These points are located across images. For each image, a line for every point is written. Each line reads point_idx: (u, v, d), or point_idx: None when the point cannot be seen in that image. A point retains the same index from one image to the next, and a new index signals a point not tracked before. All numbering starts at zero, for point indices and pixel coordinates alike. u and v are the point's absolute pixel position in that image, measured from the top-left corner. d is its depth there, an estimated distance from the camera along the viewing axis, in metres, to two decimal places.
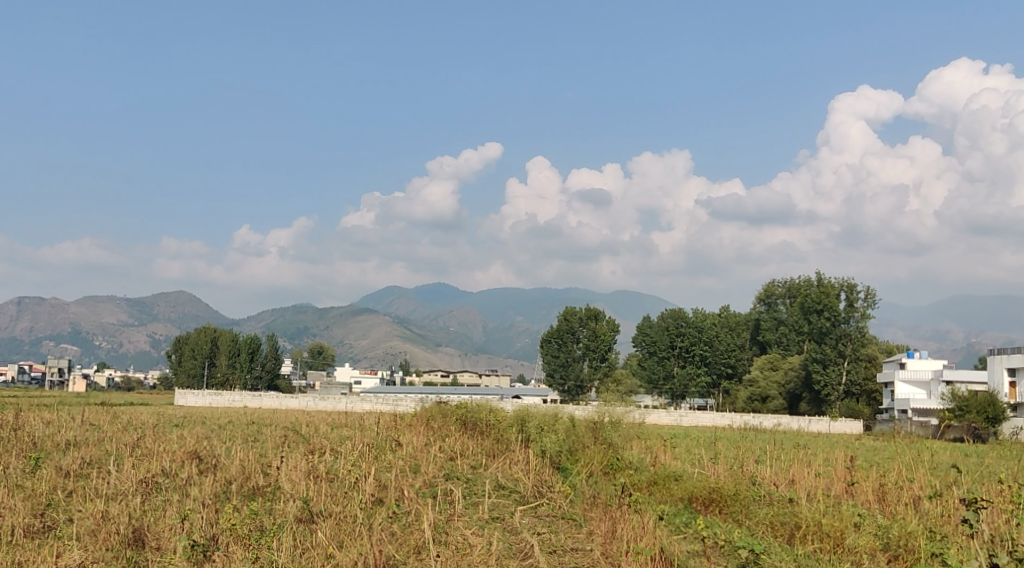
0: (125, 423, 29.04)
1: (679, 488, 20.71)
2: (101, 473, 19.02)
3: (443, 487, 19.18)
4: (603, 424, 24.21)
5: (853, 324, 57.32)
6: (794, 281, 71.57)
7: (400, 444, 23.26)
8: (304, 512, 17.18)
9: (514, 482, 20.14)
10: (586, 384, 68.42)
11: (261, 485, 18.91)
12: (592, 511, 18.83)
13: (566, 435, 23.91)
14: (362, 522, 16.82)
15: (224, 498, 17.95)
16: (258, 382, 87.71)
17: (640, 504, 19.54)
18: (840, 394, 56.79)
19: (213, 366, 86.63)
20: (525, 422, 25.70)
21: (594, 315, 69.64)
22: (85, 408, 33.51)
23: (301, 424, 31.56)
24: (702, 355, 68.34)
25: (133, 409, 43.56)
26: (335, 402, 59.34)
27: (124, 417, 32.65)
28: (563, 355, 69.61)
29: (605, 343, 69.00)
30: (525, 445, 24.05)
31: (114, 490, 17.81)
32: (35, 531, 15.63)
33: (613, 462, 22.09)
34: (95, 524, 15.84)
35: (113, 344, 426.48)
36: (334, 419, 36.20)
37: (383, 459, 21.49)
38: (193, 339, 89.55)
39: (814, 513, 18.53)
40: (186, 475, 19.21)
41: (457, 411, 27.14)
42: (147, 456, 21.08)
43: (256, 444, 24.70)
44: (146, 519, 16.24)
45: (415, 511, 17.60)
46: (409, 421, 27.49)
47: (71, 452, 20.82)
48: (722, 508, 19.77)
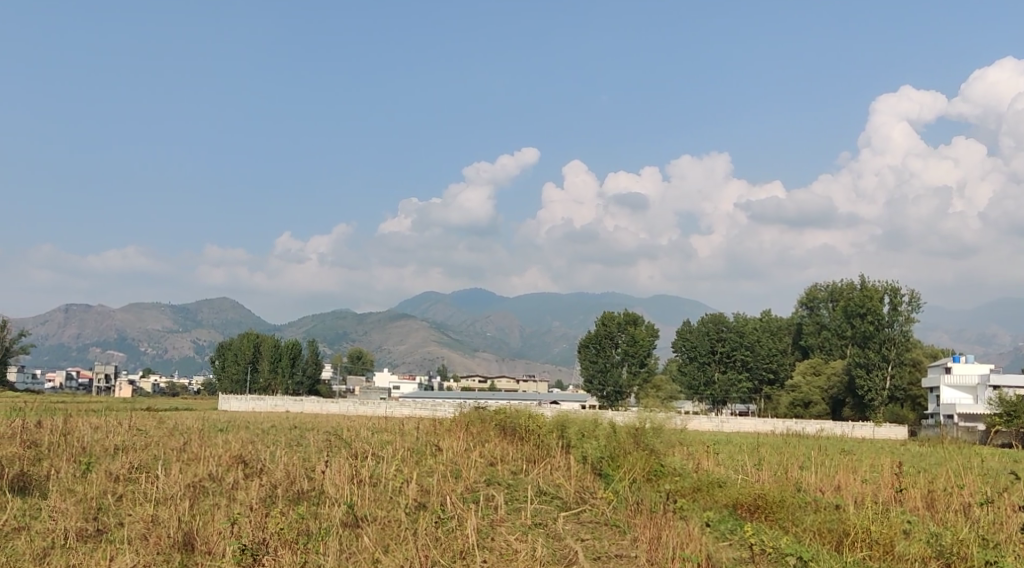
0: (171, 428, 29.42)
1: (724, 495, 20.55)
2: (150, 478, 19.27)
3: (485, 493, 19.24)
4: (645, 429, 24.11)
5: (897, 328, 56.53)
6: (837, 284, 70.14)
7: (441, 448, 23.36)
8: (350, 516, 17.32)
9: (556, 488, 20.13)
10: (625, 390, 68.17)
11: (306, 489, 19.08)
12: (637, 517, 18.75)
13: (608, 441, 23.79)
14: (407, 526, 16.96)
15: (270, 502, 18.16)
16: (301, 387, 88.25)
17: (685, 511, 19.56)
18: (884, 399, 55.93)
19: (256, 371, 87.69)
20: (566, 428, 25.71)
21: (633, 320, 69.43)
22: (132, 414, 34.10)
23: (344, 429, 31.74)
24: (744, 360, 67.67)
25: (180, 414, 44.32)
26: (375, 407, 59.70)
27: (171, 422, 33.16)
28: (602, 361, 69.33)
29: (644, 348, 68.40)
30: (566, 451, 23.99)
31: (163, 494, 18.07)
32: (88, 535, 15.81)
33: (656, 469, 22.07)
34: (146, 528, 16.08)
35: (158, 351, 432.83)
36: (376, 423, 36.63)
37: (425, 464, 21.61)
38: (236, 345, 90.42)
39: (862, 519, 18.40)
40: (233, 479, 19.45)
41: (497, 416, 27.19)
42: (194, 460, 21.34)
43: (299, 448, 24.96)
44: (196, 523, 16.40)
45: (459, 516, 17.65)
46: (449, 426, 27.57)
47: (120, 456, 21.15)
48: (768, 516, 19.59)
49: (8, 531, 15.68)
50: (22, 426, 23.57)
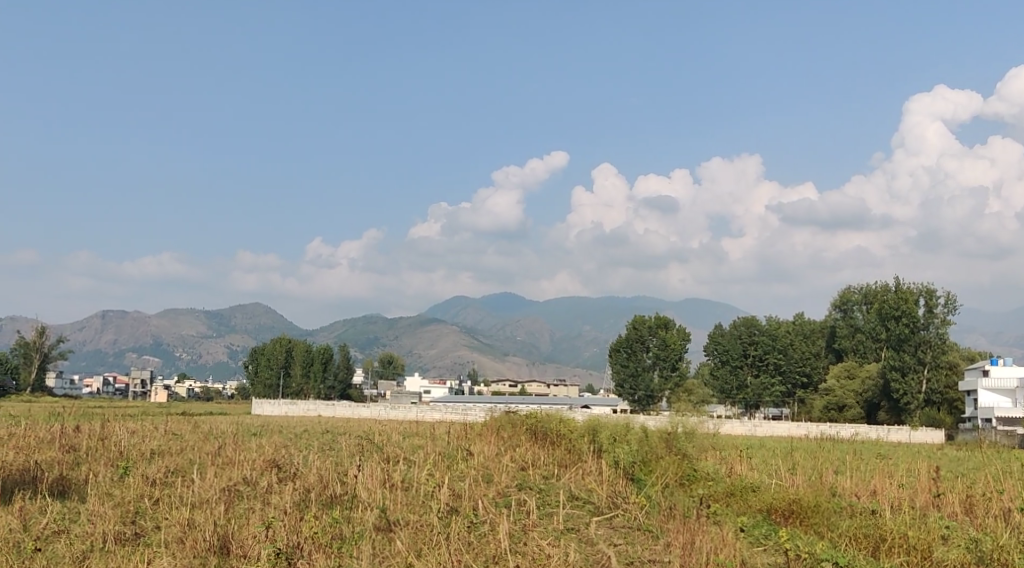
0: (206, 432, 29.69)
1: (758, 500, 20.39)
2: (186, 482, 19.47)
3: (517, 498, 19.25)
4: (677, 433, 24.04)
5: (932, 331, 56.02)
6: (871, 286, 68.74)
7: (472, 453, 23.41)
8: (383, 520, 17.39)
9: (588, 493, 20.08)
10: (657, 395, 68.01)
11: (339, 494, 19.18)
12: (670, 522, 18.68)
13: (640, 445, 23.72)
14: (440, 531, 17.00)
15: (304, 506, 18.28)
16: (333, 391, 88.83)
17: (719, 516, 19.49)
18: (920, 403, 55.31)
19: (288, 375, 88.34)
20: (597, 432, 25.68)
21: (664, 324, 68.91)
22: (168, 419, 34.48)
23: (375, 434, 31.84)
24: (777, 364, 67.05)
25: (214, 419, 44.74)
26: (406, 411, 59.91)
27: (206, 427, 33.48)
28: (633, 365, 69.01)
29: (676, 352, 68.13)
30: (598, 456, 23.94)
31: (199, 498, 18.23)
32: (125, 539, 15.98)
33: (689, 473, 21.97)
34: (181, 532, 16.24)
35: (193, 356, 437.26)
36: (407, 428, 36.79)
37: (456, 468, 21.66)
38: (269, 350, 91.18)
39: (899, 525, 18.23)
40: (267, 483, 19.60)
41: (528, 420, 27.17)
42: (229, 464, 21.53)
43: (332, 452, 25.10)
44: (230, 527, 16.53)
45: (491, 521, 17.67)
46: (479, 430, 27.60)
47: (157, 460, 21.38)
48: (803, 521, 19.45)
49: (47, 534, 15.90)
50: (61, 431, 23.89)
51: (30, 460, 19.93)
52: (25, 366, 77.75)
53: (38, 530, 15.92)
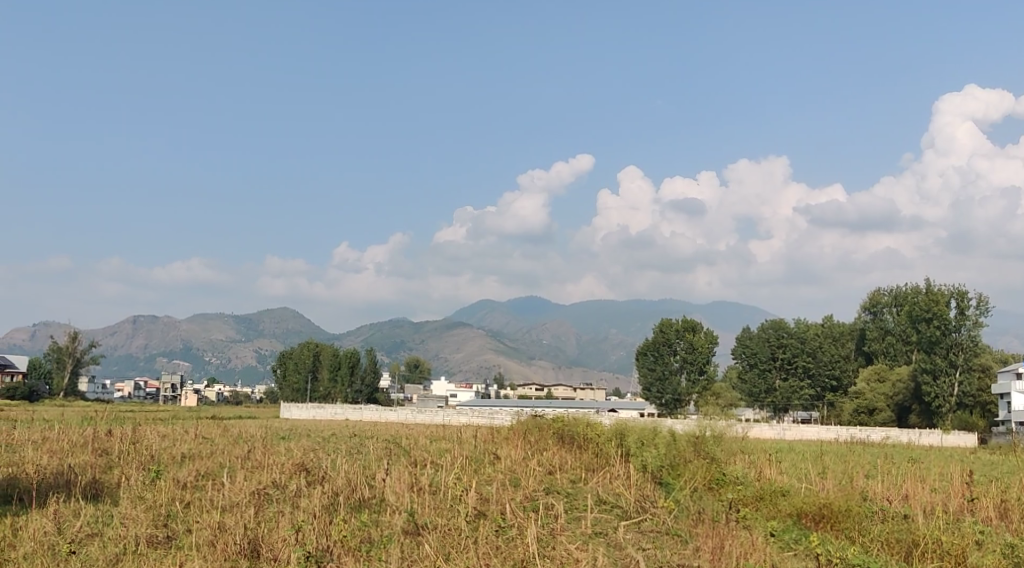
0: (235, 436, 29.84)
1: (788, 504, 20.24)
2: (216, 486, 19.59)
3: (545, 502, 19.22)
4: (705, 437, 23.94)
5: (964, 333, 55.42)
6: (901, 288, 67.59)
7: (500, 457, 23.40)
8: (411, 524, 17.42)
9: (616, 497, 20.02)
10: (684, 398, 67.71)
11: (367, 497, 19.24)
12: (699, 527, 18.58)
13: (668, 449, 23.62)
14: (468, 534, 17.00)
15: (332, 510, 18.36)
16: (360, 396, 88.82)
17: (748, 521, 19.38)
18: (952, 406, 54.70)
19: (316, 380, 88.68)
20: (624, 436, 25.61)
21: (691, 327, 68.65)
22: (199, 423, 34.73)
23: (402, 438, 31.85)
24: (805, 367, 66.71)
25: (243, 423, 44.97)
26: (433, 415, 60.01)
27: (234, 431, 33.65)
28: (660, 369, 68.76)
29: (704, 355, 67.88)
30: (625, 459, 23.87)
31: (229, 501, 18.35)
32: (157, 542, 16.11)
33: (717, 478, 21.84)
34: (212, 535, 16.35)
35: (222, 360, 440.59)
36: (433, 432, 36.78)
37: (483, 472, 21.66)
38: (297, 354, 91.67)
39: (932, 530, 18.05)
40: (295, 487, 19.68)
41: (555, 424, 27.10)
42: (258, 468, 21.65)
43: (360, 456, 25.19)
44: (260, 530, 16.63)
45: (519, 525, 17.67)
46: (506, 434, 27.59)
47: (187, 464, 21.53)
48: (834, 526, 19.30)
49: (81, 537, 16.07)
50: (93, 434, 24.12)
51: (64, 464, 20.16)
52: (58, 371, 78.67)
53: (72, 533, 16.10)
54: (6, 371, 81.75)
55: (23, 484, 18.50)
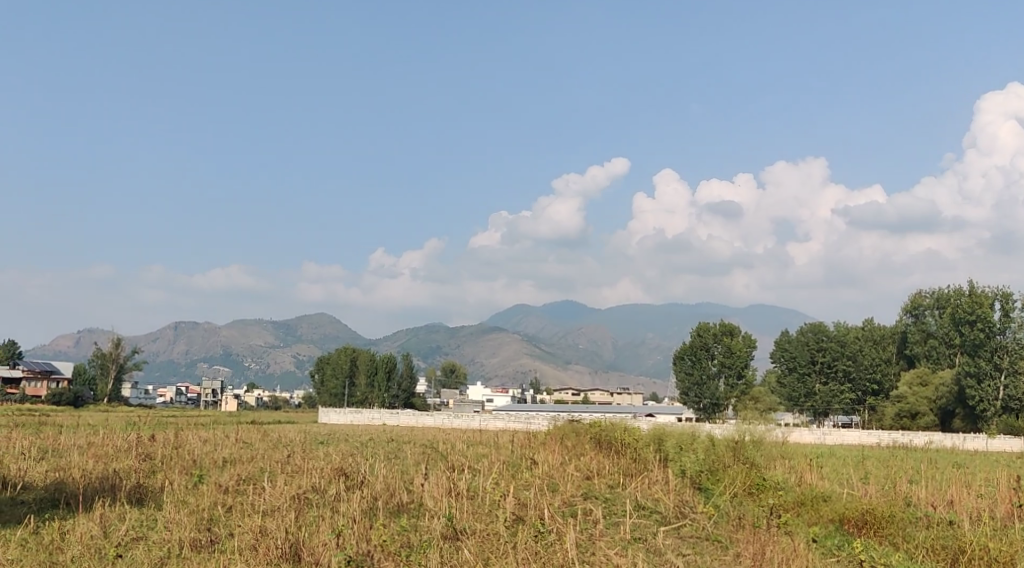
0: (275, 441, 30.08)
1: (830, 510, 20.05)
2: (258, 490, 19.77)
3: (583, 507, 19.18)
4: (744, 442, 23.80)
5: (1009, 336, 54.66)
6: (943, 291, 66.70)
7: (537, 462, 23.39)
8: (449, 529, 17.45)
9: (655, 502, 19.92)
10: (723, 403, 67.11)
11: (406, 502, 19.32)
12: (739, 533, 18.43)
13: (706, 454, 23.48)
14: (507, 539, 16.99)
15: (372, 514, 18.45)
16: (397, 400, 88.80)
17: (790, 526, 19.20)
18: (997, 410, 53.43)
19: (353, 385, 89.22)
20: (662, 441, 25.50)
21: (729, 331, 68.31)
22: (240, 428, 35.05)
23: (440, 442, 31.93)
24: (846, 370, 65.78)
25: (283, 427, 45.22)
26: (469, 419, 60.15)
27: (275, 436, 33.91)
28: (698, 373, 68.29)
29: (742, 359, 67.39)
30: (663, 465, 23.73)
31: (270, 506, 18.50)
32: (201, 545, 16.25)
33: (757, 483, 21.66)
34: (254, 539, 16.47)
35: (261, 366, 444.66)
36: (471, 437, 36.88)
37: (521, 478, 21.65)
38: (335, 360, 92.29)
39: (978, 536, 17.78)
40: (335, 491, 19.81)
41: (592, 429, 27.04)
42: (298, 473, 21.82)
43: (398, 461, 25.29)
44: (302, 534, 16.74)
45: (558, 530, 17.65)
46: (543, 439, 27.59)
47: (228, 469, 21.74)
48: (878, 532, 19.08)
49: (127, 540, 16.27)
50: (136, 440, 24.48)
51: (109, 469, 20.44)
52: (103, 376, 79.89)
53: (118, 536, 16.30)
54: (52, 377, 83.17)
55: (70, 488, 18.78)
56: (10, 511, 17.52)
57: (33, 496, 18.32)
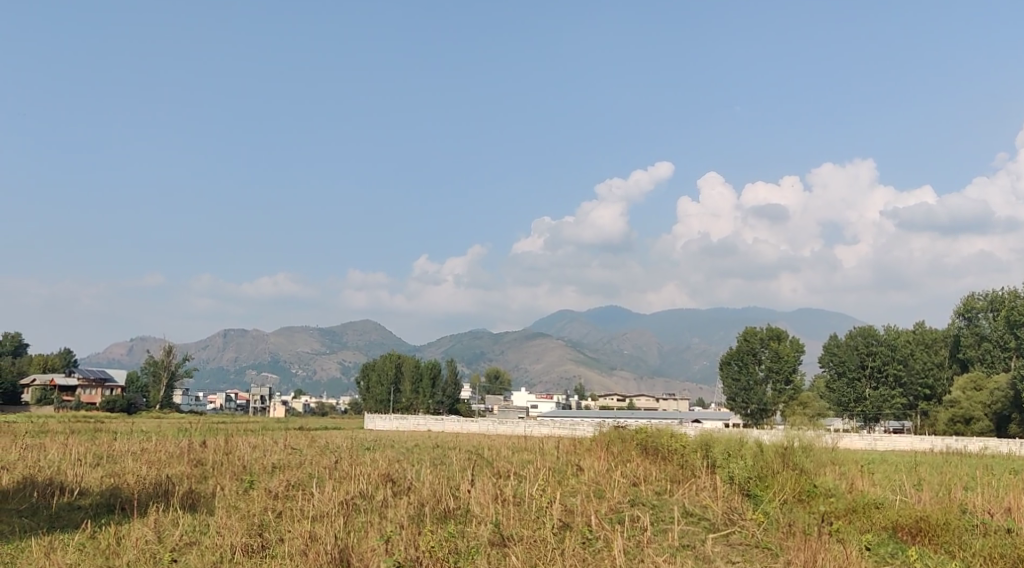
0: (322, 447, 30.37)
1: (882, 517, 19.76)
2: (307, 495, 19.91)
3: (631, 514, 19.08)
4: (793, 449, 23.55)
5: None
6: (998, 293, 65.06)
7: (583, 469, 23.32)
8: (496, 536, 17.46)
9: (703, 509, 19.76)
10: (770, 408, 66.59)
11: (453, 508, 19.36)
12: (790, 540, 18.21)
13: (754, 460, 23.30)
14: (555, 546, 16.96)
15: (419, 520, 18.50)
16: (442, 407, 89.46)
17: (842, 534, 18.94)
18: None
19: (398, 392, 89.67)
20: (710, 447, 25.32)
21: (776, 335, 67.50)
22: (289, 434, 35.38)
23: (484, 449, 32.01)
24: (897, 375, 65.31)
25: (330, 434, 45.56)
26: (514, 426, 60.14)
27: (322, 442, 34.22)
28: (745, 379, 67.61)
29: (790, 364, 66.42)
30: (711, 471, 23.54)
31: (319, 511, 18.63)
32: (253, 551, 16.41)
33: (808, 490, 21.41)
34: (305, 544, 16.60)
35: (307, 372, 448.73)
36: (515, 442, 36.97)
37: (567, 484, 21.59)
38: (380, 366, 92.92)
39: None
40: (382, 497, 19.91)
41: (638, 435, 26.89)
42: (346, 478, 21.95)
43: (443, 467, 25.38)
44: (351, 539, 16.85)
45: (605, 537, 17.59)
46: (588, 445, 27.52)
47: (277, 474, 21.96)
48: (932, 540, 18.81)
49: (181, 546, 16.48)
50: (188, 446, 24.82)
51: (162, 475, 20.73)
52: (155, 384, 80.99)
53: (172, 541, 16.53)
54: (106, 384, 84.51)
55: (125, 494, 19.09)
56: (67, 516, 17.83)
57: (89, 502, 18.64)
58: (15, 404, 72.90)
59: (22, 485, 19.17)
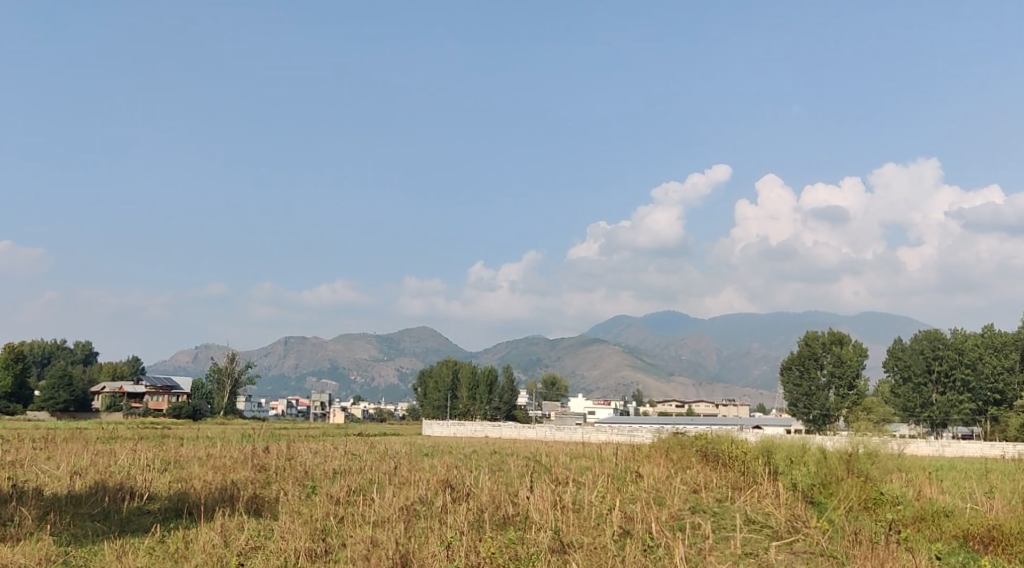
0: (382, 453, 30.51)
1: (953, 526, 19.34)
2: (368, 501, 20.02)
3: (691, 521, 18.88)
4: (857, 455, 23.11)
5: None
6: None
7: (642, 475, 23.13)
8: (556, 542, 17.36)
9: (766, 517, 19.47)
10: (833, 414, 65.37)
11: (512, 515, 19.32)
12: (856, 548, 17.85)
13: (818, 467, 22.95)
14: (615, 554, 16.83)
15: (478, 526, 18.52)
16: (499, 412, 89.47)
17: (910, 542, 18.52)
18: None
19: (455, 398, 89.91)
20: (771, 453, 24.99)
21: (839, 339, 66.47)
22: (349, 441, 35.64)
23: (542, 455, 31.90)
24: (965, 379, 63.51)
25: (390, 440, 45.78)
26: (572, 432, 59.95)
27: (381, 448, 34.36)
28: (806, 384, 66.58)
29: (853, 369, 65.51)
30: (773, 478, 23.23)
31: (380, 517, 18.74)
32: (316, 555, 16.56)
33: (873, 498, 20.97)
34: (366, 549, 16.69)
35: (366, 379, 452.57)
36: (574, 449, 36.83)
37: (626, 491, 21.41)
38: (437, 373, 93.58)
39: None
40: (442, 503, 19.92)
41: (698, 442, 26.61)
42: (406, 484, 21.99)
43: (502, 473, 25.33)
44: (412, 545, 16.90)
45: (666, 544, 17.43)
46: (648, 452, 27.31)
47: (339, 480, 22.13)
48: (1005, 549, 18.31)
49: (247, 550, 16.63)
50: (249, 451, 25.14)
51: (227, 480, 21.01)
52: (219, 390, 82.13)
53: (238, 545, 16.71)
54: (173, 391, 86.03)
55: (192, 498, 19.39)
56: (138, 520, 18.15)
57: (158, 506, 18.95)
58: (86, 410, 74.52)
59: (94, 489, 19.56)
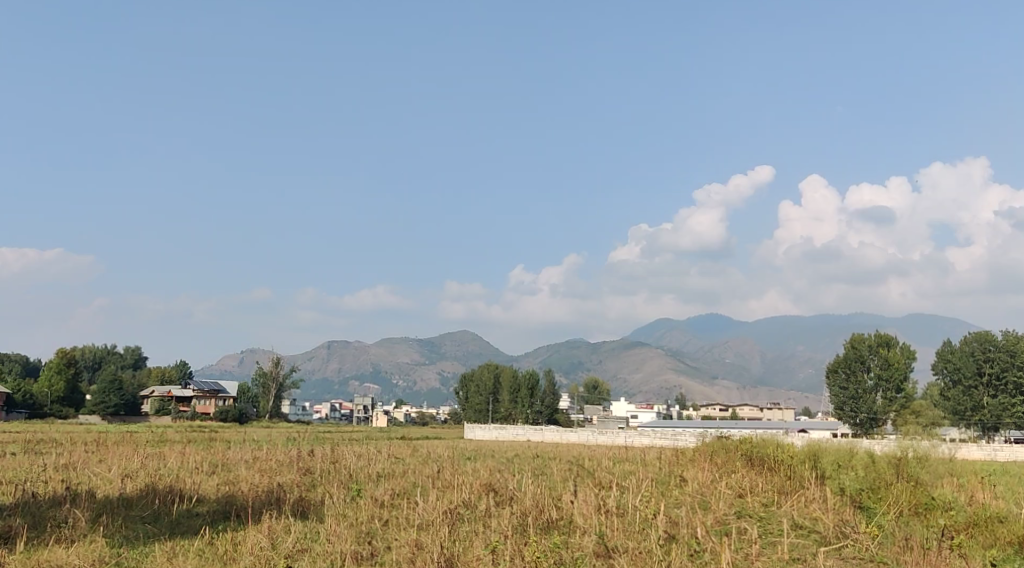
0: (425, 456, 30.61)
1: (1007, 532, 18.94)
2: (411, 504, 20.06)
3: (737, 526, 18.67)
4: (907, 459, 22.72)
5: None
6: None
7: (687, 480, 22.93)
8: (601, 547, 17.24)
9: (813, 521, 19.20)
10: (881, 418, 64.11)
11: (555, 519, 19.23)
12: (907, 554, 17.54)
13: (866, 472, 22.60)
14: (661, 558, 16.68)
15: (522, 530, 18.43)
16: (540, 417, 88.57)
17: (963, 548, 18.13)
18: None
19: (497, 401, 89.98)
20: (818, 457, 24.68)
21: (886, 342, 65.63)
22: (392, 444, 35.67)
23: (586, 459, 31.75)
24: (1017, 382, 62.73)
25: (433, 443, 45.81)
26: (615, 435, 59.69)
27: (424, 451, 34.40)
28: (853, 387, 65.66)
29: (901, 371, 64.43)
30: (820, 482, 22.90)
31: (424, 520, 18.75)
32: (362, 558, 16.62)
33: (924, 503, 20.60)
34: (411, 552, 16.68)
35: (409, 382, 454.23)
36: (616, 453, 36.66)
37: (670, 495, 21.24)
38: (479, 376, 93.79)
39: None
40: (485, 507, 19.89)
41: (742, 446, 26.34)
42: (449, 488, 22.00)
43: (545, 477, 25.26)
44: (456, 548, 16.87)
45: (713, 549, 17.24)
46: (693, 455, 27.09)
47: (383, 483, 22.19)
48: None
49: (294, 552, 16.69)
50: (293, 454, 25.30)
51: (273, 482, 21.15)
52: (265, 394, 83.03)
53: (285, 548, 16.76)
54: (220, 394, 86.93)
55: (239, 501, 19.54)
56: (187, 522, 18.34)
57: (206, 508, 19.13)
58: (136, 413, 75.69)
59: (144, 491, 19.82)
